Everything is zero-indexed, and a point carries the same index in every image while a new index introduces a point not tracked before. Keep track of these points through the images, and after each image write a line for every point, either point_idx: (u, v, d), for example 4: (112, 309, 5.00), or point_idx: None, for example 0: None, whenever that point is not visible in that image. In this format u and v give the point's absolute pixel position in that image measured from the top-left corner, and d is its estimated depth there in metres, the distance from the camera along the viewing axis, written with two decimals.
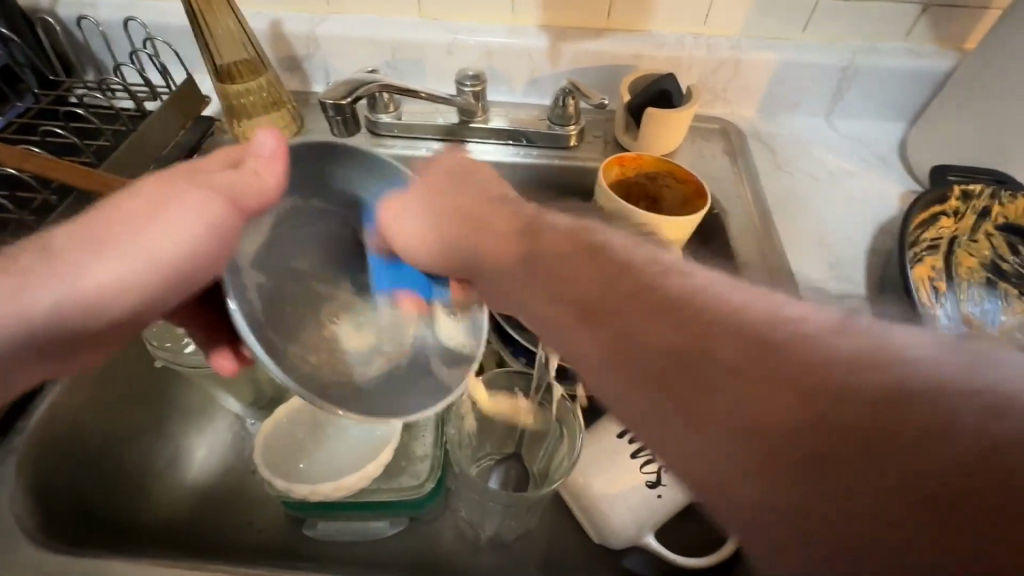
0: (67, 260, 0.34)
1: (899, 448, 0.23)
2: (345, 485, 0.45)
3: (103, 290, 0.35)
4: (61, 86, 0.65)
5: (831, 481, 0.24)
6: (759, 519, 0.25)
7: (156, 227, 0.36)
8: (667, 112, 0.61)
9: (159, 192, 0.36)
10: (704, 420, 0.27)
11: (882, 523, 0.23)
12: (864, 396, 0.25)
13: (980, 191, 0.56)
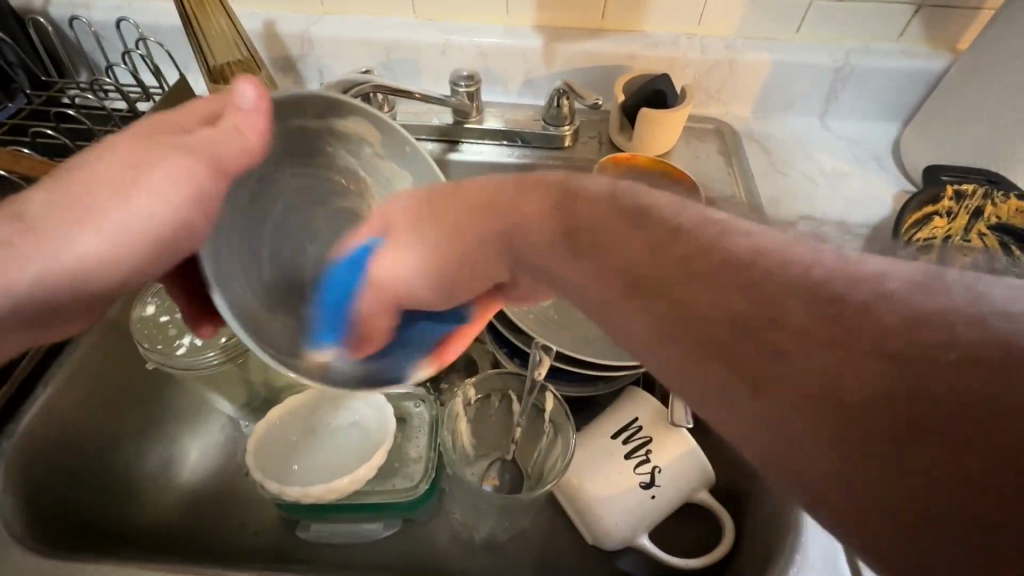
0: (44, 225, 0.33)
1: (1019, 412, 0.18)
2: (337, 487, 0.45)
3: (80, 261, 0.33)
4: (53, 86, 0.64)
5: (925, 455, 0.19)
6: (829, 490, 0.21)
7: (131, 189, 0.34)
8: (661, 113, 0.61)
9: (139, 149, 0.35)
10: (768, 386, 0.22)
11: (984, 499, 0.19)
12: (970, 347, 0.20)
13: (972, 191, 0.56)
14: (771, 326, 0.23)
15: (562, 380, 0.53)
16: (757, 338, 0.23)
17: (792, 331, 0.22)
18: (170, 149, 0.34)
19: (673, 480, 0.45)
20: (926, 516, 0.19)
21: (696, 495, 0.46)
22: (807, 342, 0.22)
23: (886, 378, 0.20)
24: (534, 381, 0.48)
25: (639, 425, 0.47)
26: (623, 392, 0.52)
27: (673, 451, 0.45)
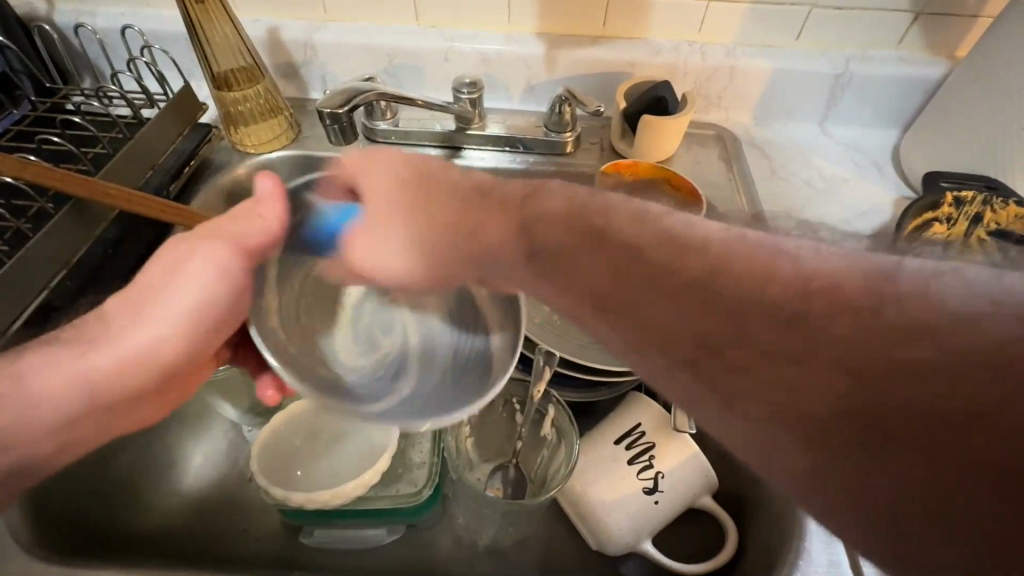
0: (116, 323, 0.41)
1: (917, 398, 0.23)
2: (342, 493, 0.45)
3: (150, 347, 0.41)
4: (58, 93, 0.65)
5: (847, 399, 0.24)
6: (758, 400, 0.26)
7: (174, 285, 0.41)
8: (664, 121, 0.61)
9: (177, 252, 0.41)
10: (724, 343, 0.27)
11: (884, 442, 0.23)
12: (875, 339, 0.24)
13: (971, 198, 0.57)
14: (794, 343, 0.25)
15: (566, 386, 0.53)
16: (782, 357, 0.25)
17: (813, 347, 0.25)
18: (206, 243, 0.41)
19: (677, 484, 0.45)
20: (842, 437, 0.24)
21: (698, 500, 0.47)
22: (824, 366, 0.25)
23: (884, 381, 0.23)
24: (538, 388, 0.48)
25: (642, 431, 0.47)
26: (626, 397, 0.52)
27: (676, 456, 0.45)
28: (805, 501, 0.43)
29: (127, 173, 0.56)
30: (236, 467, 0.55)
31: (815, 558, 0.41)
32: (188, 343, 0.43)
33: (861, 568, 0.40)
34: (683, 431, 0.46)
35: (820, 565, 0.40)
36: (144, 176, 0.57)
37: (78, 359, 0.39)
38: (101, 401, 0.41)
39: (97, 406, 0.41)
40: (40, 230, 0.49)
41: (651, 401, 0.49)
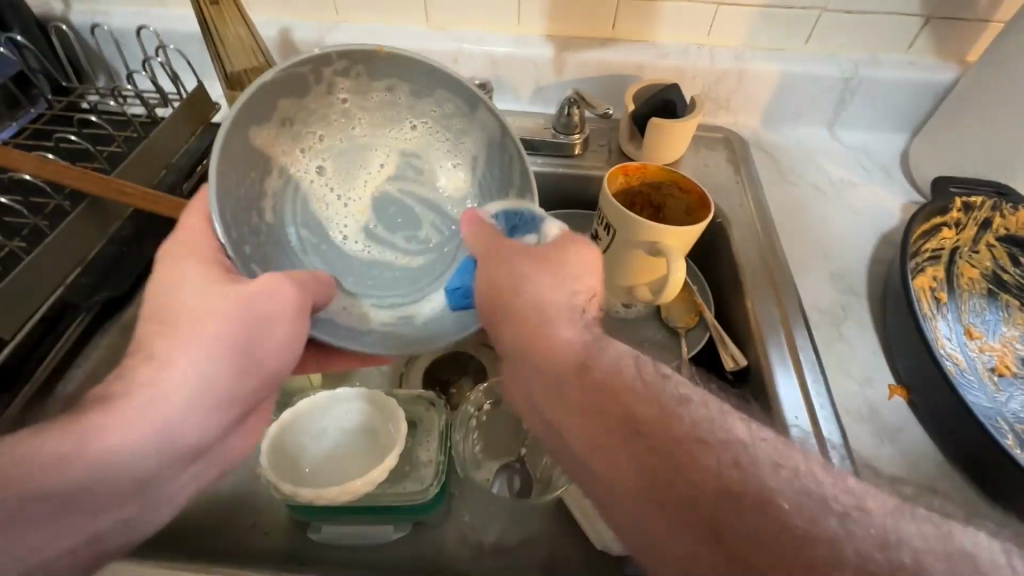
0: (124, 396, 0.33)
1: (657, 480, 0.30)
2: (351, 489, 0.45)
3: (171, 418, 0.34)
4: (74, 92, 0.66)
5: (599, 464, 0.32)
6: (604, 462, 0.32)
7: (196, 345, 0.35)
8: (619, 246, 0.52)
9: (158, 284, 0.37)
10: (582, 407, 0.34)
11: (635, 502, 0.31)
12: (686, 472, 0.29)
13: (981, 203, 0.55)
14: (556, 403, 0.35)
15: None
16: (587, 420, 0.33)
17: (663, 474, 0.30)
18: (188, 260, 0.37)
19: None
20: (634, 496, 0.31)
21: None
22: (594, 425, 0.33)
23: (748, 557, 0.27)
24: None
25: None
26: None
27: None
28: None
29: (141, 170, 0.56)
30: (244, 464, 0.56)
31: None
32: (216, 416, 0.37)
33: None
34: None
35: None
36: (158, 175, 0.58)
37: (83, 440, 0.31)
38: (134, 478, 0.33)
39: (127, 484, 0.33)
40: (55, 226, 0.50)
41: None
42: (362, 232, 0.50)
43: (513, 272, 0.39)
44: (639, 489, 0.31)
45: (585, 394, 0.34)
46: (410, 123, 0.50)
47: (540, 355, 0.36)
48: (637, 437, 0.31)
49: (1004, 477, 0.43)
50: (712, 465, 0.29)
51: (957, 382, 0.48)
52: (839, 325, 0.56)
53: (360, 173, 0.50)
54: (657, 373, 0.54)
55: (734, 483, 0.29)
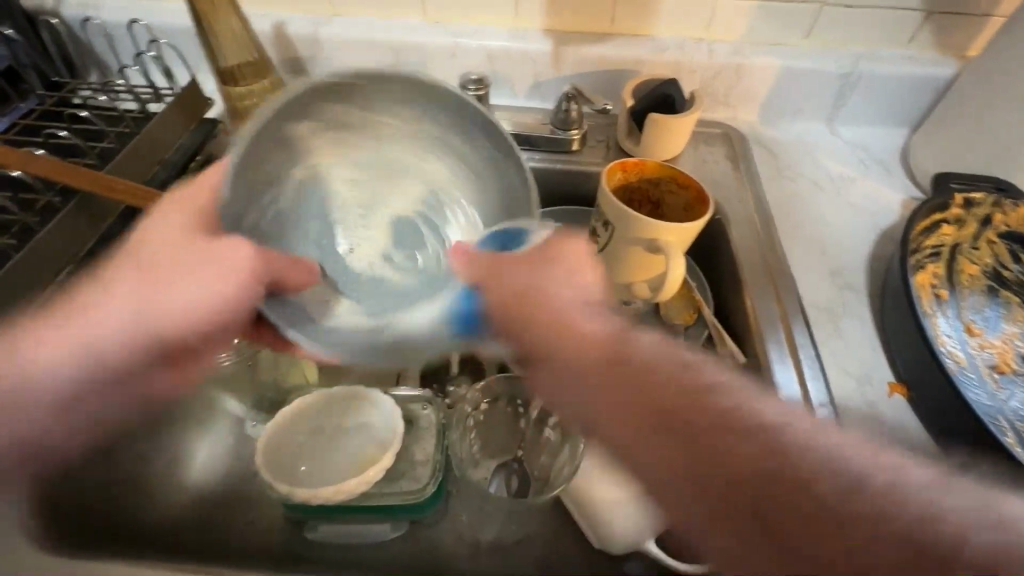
0: (87, 321, 0.41)
1: (723, 481, 0.36)
2: (346, 489, 0.45)
3: (124, 347, 0.41)
4: (66, 87, 0.65)
5: (656, 453, 0.38)
6: (664, 475, 0.38)
7: (163, 285, 0.42)
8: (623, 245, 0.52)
9: (153, 224, 0.43)
10: (636, 410, 0.40)
11: (705, 512, 0.36)
12: (735, 475, 0.36)
13: (981, 200, 0.56)
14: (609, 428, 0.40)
15: None
16: (651, 427, 0.39)
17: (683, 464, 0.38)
18: (187, 208, 0.43)
19: None
20: (703, 502, 0.36)
21: None
22: (649, 433, 0.39)
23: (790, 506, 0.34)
24: None
25: None
26: None
27: None
28: None
29: (132, 166, 0.56)
30: (239, 462, 0.55)
31: None
32: (169, 344, 0.43)
33: None
34: None
35: None
36: (150, 171, 0.57)
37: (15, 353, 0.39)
38: (47, 391, 0.40)
39: (47, 399, 0.40)
40: (47, 223, 0.49)
41: None
42: (373, 253, 0.48)
43: (527, 275, 0.43)
44: (695, 489, 0.37)
45: (614, 391, 0.40)
46: (448, 162, 0.48)
47: (569, 352, 0.42)
48: (691, 436, 0.38)
49: (1005, 475, 0.43)
50: (746, 450, 0.37)
51: (957, 379, 0.48)
52: (838, 322, 0.55)
53: (384, 188, 0.48)
54: None
55: (772, 454, 0.36)
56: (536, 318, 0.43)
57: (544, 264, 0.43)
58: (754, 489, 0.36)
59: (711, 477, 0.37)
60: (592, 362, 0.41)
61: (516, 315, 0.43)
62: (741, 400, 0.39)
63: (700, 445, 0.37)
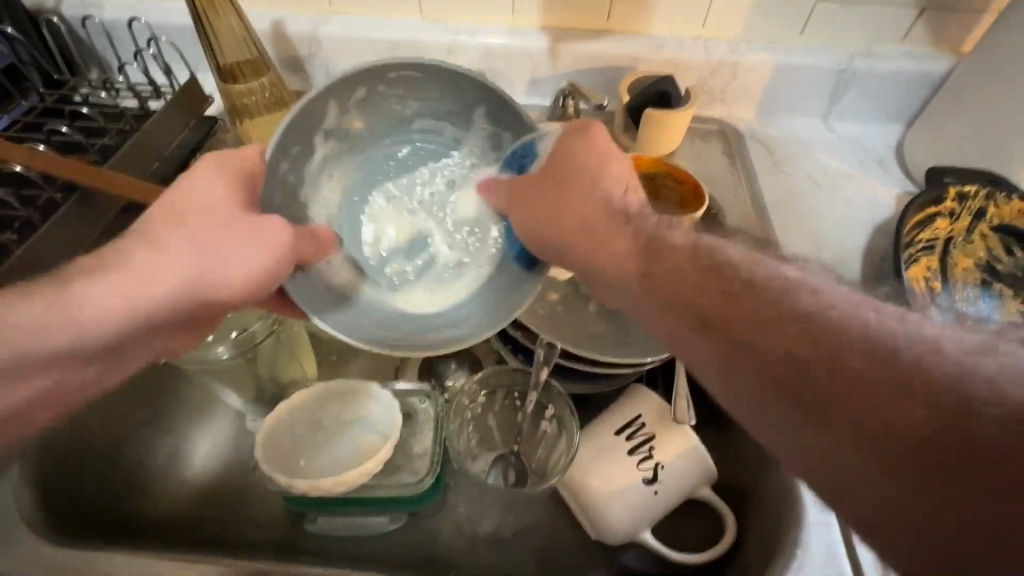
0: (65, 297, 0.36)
1: (885, 417, 0.25)
2: (345, 480, 0.45)
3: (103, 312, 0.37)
4: (67, 85, 0.65)
5: (753, 358, 0.29)
6: (761, 359, 0.29)
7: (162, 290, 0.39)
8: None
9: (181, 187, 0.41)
10: (721, 321, 0.31)
11: (846, 450, 0.26)
12: (848, 334, 0.28)
13: (974, 193, 0.56)
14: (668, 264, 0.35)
15: (566, 376, 0.55)
16: (713, 332, 0.31)
17: (692, 276, 0.33)
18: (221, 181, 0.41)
19: (676, 475, 0.46)
20: (818, 403, 0.27)
21: (697, 491, 0.47)
22: (746, 316, 0.30)
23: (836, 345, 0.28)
24: (539, 377, 0.50)
25: (642, 422, 0.48)
26: (628, 388, 0.53)
27: (677, 447, 0.46)
28: (802, 489, 0.44)
29: (132, 163, 0.56)
30: (237, 456, 0.56)
31: (811, 547, 0.42)
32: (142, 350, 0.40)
33: (859, 557, 0.41)
34: (683, 421, 0.46)
35: (817, 553, 0.41)
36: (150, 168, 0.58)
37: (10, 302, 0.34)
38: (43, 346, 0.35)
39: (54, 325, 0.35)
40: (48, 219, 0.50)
41: (651, 393, 0.50)
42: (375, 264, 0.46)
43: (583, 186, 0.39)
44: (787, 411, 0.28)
45: (654, 274, 0.35)
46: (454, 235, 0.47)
47: (602, 258, 0.38)
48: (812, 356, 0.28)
49: None
50: (906, 360, 0.26)
51: None
52: None
53: (422, 166, 0.48)
54: (657, 360, 0.52)
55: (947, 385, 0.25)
56: (564, 207, 0.39)
57: (587, 146, 0.39)
58: (939, 442, 0.24)
59: (734, 341, 0.30)
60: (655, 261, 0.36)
61: (556, 224, 0.39)
62: (826, 297, 0.30)
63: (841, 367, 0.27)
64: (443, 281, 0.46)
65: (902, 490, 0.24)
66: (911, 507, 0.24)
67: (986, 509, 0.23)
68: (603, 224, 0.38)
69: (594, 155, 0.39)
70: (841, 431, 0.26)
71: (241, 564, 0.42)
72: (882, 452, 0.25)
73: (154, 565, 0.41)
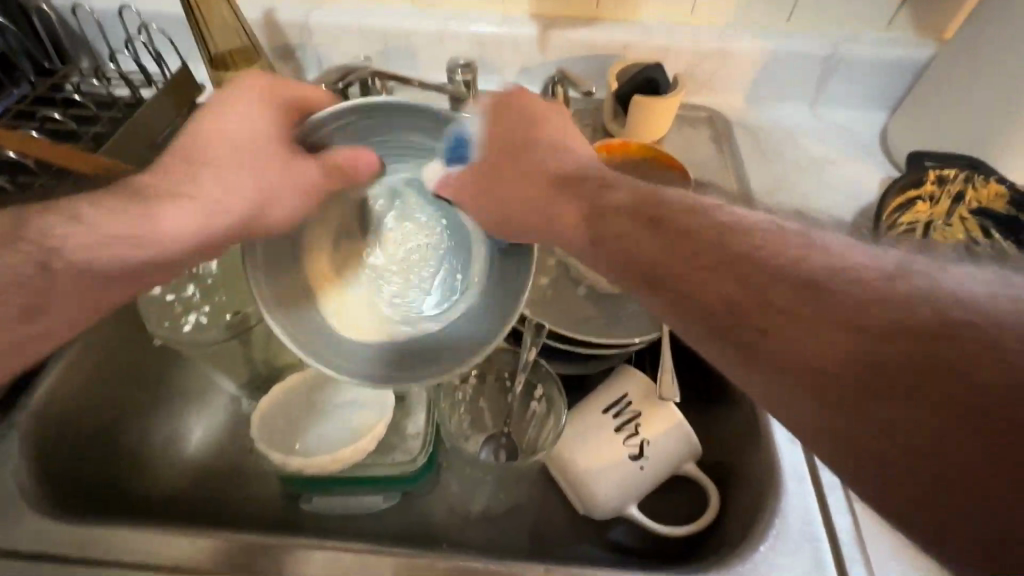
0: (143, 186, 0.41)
1: (863, 358, 0.27)
2: (338, 458, 0.46)
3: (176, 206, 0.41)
4: (58, 74, 0.66)
5: (728, 312, 0.31)
6: (738, 314, 0.30)
7: (223, 173, 0.42)
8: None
9: (212, 113, 0.43)
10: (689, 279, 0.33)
11: (826, 398, 0.28)
12: (816, 284, 0.29)
13: (953, 176, 0.58)
14: (633, 235, 0.36)
15: (555, 359, 0.56)
16: (692, 291, 0.32)
17: (728, 257, 0.32)
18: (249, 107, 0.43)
19: (662, 451, 0.47)
20: (797, 355, 0.29)
21: (682, 466, 0.48)
22: (719, 269, 0.32)
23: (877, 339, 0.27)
24: (527, 357, 0.51)
25: (628, 401, 0.49)
26: (615, 368, 0.54)
27: (662, 424, 0.47)
28: (782, 462, 0.46)
29: (125, 151, 0.57)
30: (234, 439, 0.57)
31: (790, 517, 0.43)
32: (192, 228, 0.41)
33: (836, 527, 0.43)
34: (668, 399, 0.48)
35: (795, 522, 0.43)
36: (143, 155, 0.58)
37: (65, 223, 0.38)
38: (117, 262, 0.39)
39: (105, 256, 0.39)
40: (43, 205, 0.51)
41: (637, 373, 0.51)
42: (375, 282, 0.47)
43: (522, 144, 0.42)
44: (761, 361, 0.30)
45: (601, 233, 0.37)
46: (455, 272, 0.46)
47: (552, 226, 0.39)
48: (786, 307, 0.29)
49: None
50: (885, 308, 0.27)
51: None
52: None
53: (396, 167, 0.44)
54: (644, 341, 0.53)
55: (920, 326, 0.26)
56: (513, 181, 0.41)
57: (518, 120, 0.43)
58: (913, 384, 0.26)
59: (746, 312, 0.30)
60: (623, 227, 0.36)
61: (504, 202, 0.40)
62: (790, 248, 0.31)
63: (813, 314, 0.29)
64: (424, 281, 0.46)
65: (884, 438, 0.26)
66: (926, 506, 0.25)
67: (997, 510, 0.24)
68: (554, 198, 0.40)
69: (531, 115, 0.43)
70: (876, 429, 0.26)
71: (239, 537, 0.43)
72: (907, 451, 0.26)
73: (155, 539, 0.42)
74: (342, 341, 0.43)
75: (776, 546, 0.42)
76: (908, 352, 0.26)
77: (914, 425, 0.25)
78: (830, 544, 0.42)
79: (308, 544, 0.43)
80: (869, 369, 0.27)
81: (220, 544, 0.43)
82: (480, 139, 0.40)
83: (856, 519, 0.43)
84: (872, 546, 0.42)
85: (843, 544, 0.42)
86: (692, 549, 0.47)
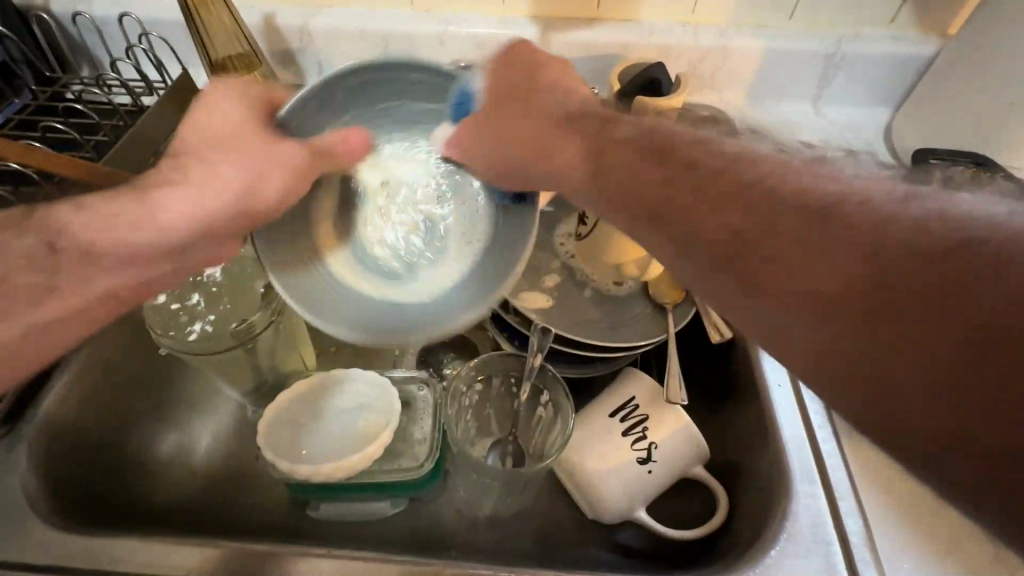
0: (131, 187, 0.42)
1: (844, 276, 0.26)
2: (345, 466, 0.47)
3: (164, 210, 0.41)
4: (59, 82, 0.65)
5: (709, 232, 0.31)
6: (717, 240, 0.30)
7: (205, 171, 0.42)
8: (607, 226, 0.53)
9: (192, 120, 0.43)
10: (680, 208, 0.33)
11: (806, 324, 0.27)
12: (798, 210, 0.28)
13: (960, 172, 0.57)
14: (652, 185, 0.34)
15: (561, 361, 0.56)
16: (670, 223, 0.33)
17: (707, 187, 0.32)
18: (237, 95, 0.43)
19: (670, 455, 0.47)
20: (781, 281, 0.28)
21: (690, 470, 0.48)
22: (709, 199, 0.31)
23: (893, 276, 0.25)
24: (534, 363, 0.51)
25: (636, 404, 0.49)
26: (621, 371, 0.54)
27: (669, 428, 0.47)
28: (792, 465, 0.46)
29: (127, 160, 0.57)
30: (240, 447, 0.57)
31: (799, 519, 0.43)
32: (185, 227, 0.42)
33: (846, 529, 0.43)
34: (676, 402, 0.48)
35: (804, 524, 0.43)
36: (146, 163, 0.58)
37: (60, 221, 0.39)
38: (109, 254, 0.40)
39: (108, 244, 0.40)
40: (47, 215, 0.50)
41: (644, 375, 0.51)
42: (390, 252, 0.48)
43: (524, 84, 0.43)
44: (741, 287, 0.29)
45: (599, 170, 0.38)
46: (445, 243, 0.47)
47: (550, 161, 0.40)
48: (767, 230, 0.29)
49: None
50: (876, 229, 0.26)
51: None
52: None
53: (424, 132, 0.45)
54: (648, 344, 0.53)
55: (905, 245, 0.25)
56: (516, 122, 0.42)
57: (523, 66, 0.44)
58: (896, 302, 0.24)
59: (724, 236, 0.30)
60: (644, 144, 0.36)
61: (506, 142, 0.41)
62: (794, 175, 0.30)
63: (802, 233, 0.28)
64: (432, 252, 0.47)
65: (859, 360, 0.25)
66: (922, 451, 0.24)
67: (998, 468, 0.22)
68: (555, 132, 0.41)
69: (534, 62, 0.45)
70: (880, 373, 0.25)
71: (249, 547, 0.43)
72: (892, 367, 0.25)
73: (162, 550, 0.42)
74: (331, 296, 0.44)
75: (786, 549, 0.42)
76: (882, 260, 0.25)
77: (895, 346, 0.24)
78: (841, 547, 0.42)
79: (316, 552, 0.43)
80: (851, 286, 0.26)
81: (228, 554, 0.43)
82: (481, 96, 0.42)
83: (866, 521, 0.43)
84: (883, 548, 0.42)
85: (854, 546, 0.42)
86: (701, 552, 0.47)
